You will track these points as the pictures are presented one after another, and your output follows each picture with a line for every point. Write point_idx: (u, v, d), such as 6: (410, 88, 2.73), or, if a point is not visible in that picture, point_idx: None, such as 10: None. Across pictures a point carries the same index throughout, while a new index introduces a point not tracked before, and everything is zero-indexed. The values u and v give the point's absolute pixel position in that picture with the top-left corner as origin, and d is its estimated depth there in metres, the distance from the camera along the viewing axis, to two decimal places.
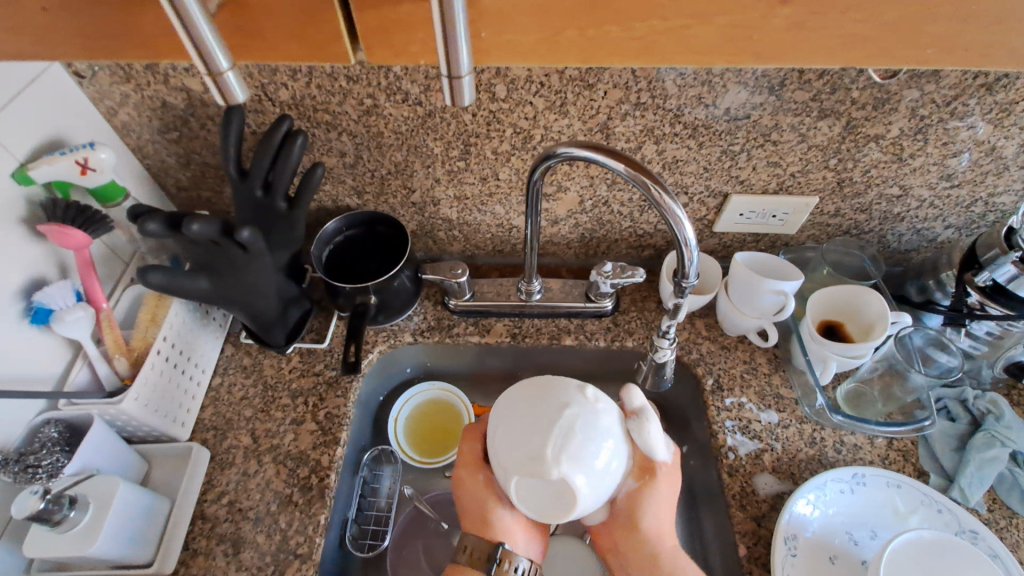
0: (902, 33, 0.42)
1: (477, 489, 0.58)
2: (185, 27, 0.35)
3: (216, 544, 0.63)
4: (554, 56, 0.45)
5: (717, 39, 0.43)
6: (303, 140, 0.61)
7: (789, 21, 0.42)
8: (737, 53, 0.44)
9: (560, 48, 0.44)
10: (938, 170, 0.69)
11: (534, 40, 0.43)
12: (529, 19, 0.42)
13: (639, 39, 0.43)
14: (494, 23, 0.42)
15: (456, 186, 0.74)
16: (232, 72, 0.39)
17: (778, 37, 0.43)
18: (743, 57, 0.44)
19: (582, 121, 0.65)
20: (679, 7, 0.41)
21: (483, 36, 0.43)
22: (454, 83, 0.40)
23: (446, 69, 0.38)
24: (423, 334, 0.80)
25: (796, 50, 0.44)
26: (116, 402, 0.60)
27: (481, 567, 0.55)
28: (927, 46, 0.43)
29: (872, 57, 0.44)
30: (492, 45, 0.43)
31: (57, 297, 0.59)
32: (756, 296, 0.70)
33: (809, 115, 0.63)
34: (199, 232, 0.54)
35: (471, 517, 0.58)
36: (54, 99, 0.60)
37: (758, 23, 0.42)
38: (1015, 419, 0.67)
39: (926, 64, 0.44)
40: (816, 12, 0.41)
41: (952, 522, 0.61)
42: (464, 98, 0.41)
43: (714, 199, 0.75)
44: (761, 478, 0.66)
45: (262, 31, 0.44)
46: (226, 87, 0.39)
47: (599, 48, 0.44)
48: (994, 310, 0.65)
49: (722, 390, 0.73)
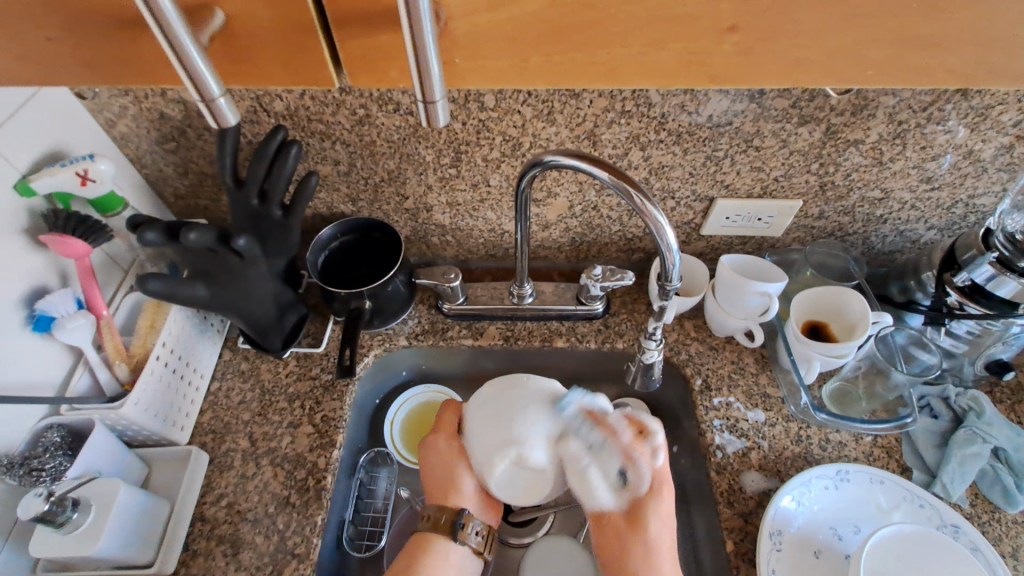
0: (849, 57, 0.42)
1: (445, 456, 0.62)
2: (177, 56, 0.36)
3: (215, 545, 0.64)
4: (524, 79, 0.45)
5: (674, 65, 0.44)
6: (298, 150, 0.63)
7: (740, 46, 0.42)
8: (695, 75, 0.44)
9: (530, 69, 0.44)
10: (918, 173, 0.71)
11: (504, 65, 0.44)
12: (498, 49, 0.42)
13: (603, 63, 0.44)
14: (468, 50, 0.43)
15: (449, 193, 0.76)
16: (224, 97, 0.40)
17: (733, 60, 0.43)
18: (697, 81, 0.45)
19: (569, 129, 0.66)
20: (636, 35, 0.41)
21: (459, 61, 0.43)
22: (432, 106, 0.41)
23: (422, 95, 0.40)
24: (418, 338, 0.82)
25: (750, 73, 0.44)
26: (116, 406, 0.62)
27: (446, 532, 0.58)
28: (870, 68, 0.43)
29: (818, 77, 0.44)
30: (467, 69, 0.44)
31: (58, 305, 0.60)
32: (742, 297, 0.72)
33: (790, 122, 0.65)
34: (197, 241, 0.55)
35: (434, 482, 0.61)
36: (54, 113, 0.61)
37: (713, 49, 0.42)
38: (995, 415, 0.68)
39: (869, 83, 0.45)
40: (765, 37, 0.41)
41: (934, 517, 0.63)
42: (441, 119, 0.42)
43: (701, 203, 0.76)
44: (748, 476, 0.67)
45: (246, 59, 0.44)
46: (220, 111, 0.41)
47: (567, 71, 0.45)
48: (974, 309, 0.67)
49: (710, 390, 0.74)
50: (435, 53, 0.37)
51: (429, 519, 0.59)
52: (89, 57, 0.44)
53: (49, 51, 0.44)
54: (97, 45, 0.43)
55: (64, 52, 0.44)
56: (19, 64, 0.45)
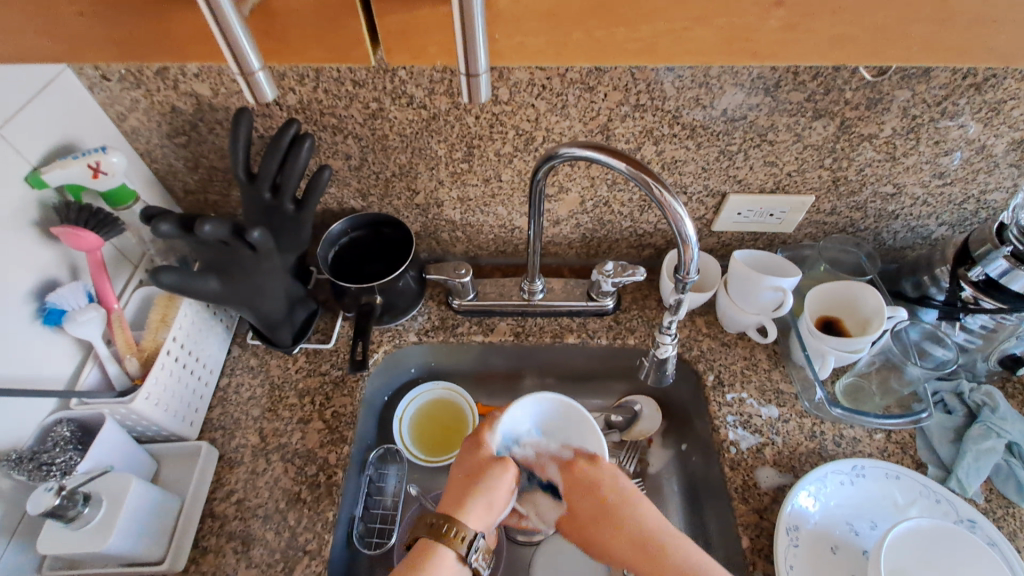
0: (884, 35, 0.43)
1: (494, 480, 0.58)
2: (220, 27, 0.36)
3: (225, 542, 0.64)
4: (564, 57, 0.45)
5: (714, 42, 0.43)
6: (311, 143, 0.62)
7: (784, 22, 0.42)
8: (735, 53, 0.44)
9: (571, 47, 0.44)
10: (930, 169, 0.71)
11: (543, 41, 0.44)
12: (539, 28, 0.43)
13: (642, 40, 0.43)
14: (507, 27, 0.43)
15: (460, 188, 0.76)
16: (263, 73, 0.40)
17: (776, 36, 0.43)
18: (738, 58, 0.45)
19: (583, 123, 0.66)
20: (680, 10, 0.41)
21: (499, 38, 0.43)
22: (471, 81, 0.40)
23: (463, 66, 0.39)
24: (428, 334, 0.81)
25: (791, 50, 0.44)
26: (127, 401, 0.61)
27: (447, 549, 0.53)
28: (913, 46, 0.43)
29: (858, 56, 0.44)
30: (506, 46, 0.44)
31: (69, 298, 0.60)
32: (755, 292, 0.72)
33: (804, 116, 0.65)
34: (212, 233, 0.54)
35: (459, 497, 0.57)
36: (65, 104, 0.61)
37: (754, 25, 0.42)
38: (1010, 410, 0.68)
39: (910, 61, 0.45)
40: (809, 13, 0.41)
41: (950, 512, 0.63)
42: (480, 95, 0.41)
43: (713, 199, 0.76)
44: (763, 471, 0.67)
45: (282, 33, 0.44)
46: (258, 87, 0.40)
47: (604, 49, 0.44)
48: (988, 304, 0.67)
49: (723, 386, 0.74)
50: (481, 21, 0.37)
51: (430, 526, 0.55)
52: (121, 36, 0.44)
53: (77, 27, 0.43)
54: (132, 20, 0.43)
55: (96, 30, 0.43)
56: (44, 41, 0.44)
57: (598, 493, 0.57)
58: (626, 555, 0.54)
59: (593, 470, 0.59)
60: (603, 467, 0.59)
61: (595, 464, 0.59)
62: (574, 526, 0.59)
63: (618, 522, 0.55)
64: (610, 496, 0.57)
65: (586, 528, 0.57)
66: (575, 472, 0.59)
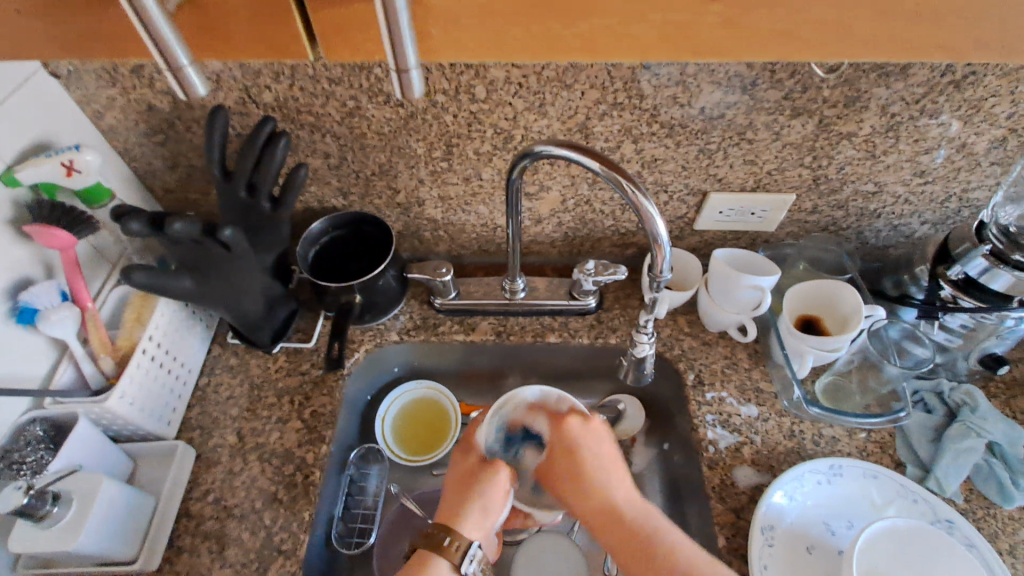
0: (827, 29, 0.42)
1: (487, 485, 0.58)
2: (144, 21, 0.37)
3: (200, 541, 0.63)
4: (504, 52, 0.45)
5: (655, 38, 0.43)
6: (286, 140, 0.62)
7: (723, 18, 0.42)
8: (675, 49, 0.44)
9: (506, 42, 0.44)
10: (911, 167, 0.70)
11: (480, 36, 0.43)
12: (474, 22, 0.42)
13: (583, 35, 0.43)
14: (443, 22, 0.42)
15: (440, 186, 0.76)
16: (192, 67, 0.40)
17: (717, 33, 0.43)
18: (679, 54, 0.44)
19: (561, 121, 0.66)
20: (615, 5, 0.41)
21: (434, 33, 0.43)
22: (403, 77, 0.41)
23: (392, 62, 0.40)
24: (410, 333, 0.81)
25: (733, 46, 0.44)
26: (101, 400, 0.61)
27: (443, 558, 0.54)
28: (857, 40, 0.43)
29: (802, 50, 0.44)
30: (444, 42, 0.44)
31: (42, 297, 0.59)
32: (734, 291, 0.72)
33: (782, 114, 0.64)
34: (182, 231, 0.54)
35: (456, 503, 0.58)
36: (39, 101, 0.60)
37: (693, 21, 0.42)
38: (990, 409, 0.68)
39: (856, 58, 0.44)
40: (747, 8, 0.41)
41: (928, 512, 0.62)
42: (413, 91, 0.42)
43: (694, 197, 0.76)
44: (741, 471, 0.67)
45: (220, 27, 0.44)
46: (187, 80, 0.40)
47: (544, 46, 0.44)
48: (967, 303, 0.66)
49: (703, 385, 0.74)
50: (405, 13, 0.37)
51: (428, 535, 0.57)
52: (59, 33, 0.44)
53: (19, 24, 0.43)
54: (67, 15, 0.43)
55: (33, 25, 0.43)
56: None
57: (582, 449, 0.60)
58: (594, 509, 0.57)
59: (584, 429, 0.61)
60: (592, 428, 0.61)
61: (585, 422, 0.61)
62: (547, 475, 0.60)
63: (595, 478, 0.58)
64: (593, 456, 0.59)
65: (560, 477, 0.59)
66: (566, 426, 0.61)
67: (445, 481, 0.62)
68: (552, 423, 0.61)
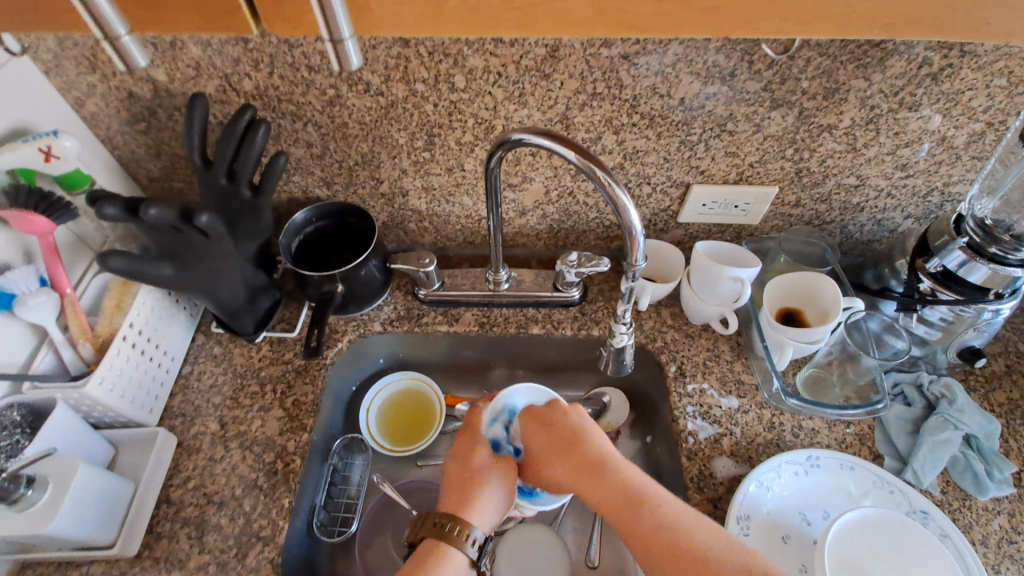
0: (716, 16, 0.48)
1: (497, 480, 0.60)
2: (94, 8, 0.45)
3: (179, 527, 0.64)
4: (439, 26, 0.50)
5: (571, 20, 0.50)
6: (266, 129, 0.62)
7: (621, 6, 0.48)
8: (589, 26, 0.50)
9: (445, 16, 0.49)
10: (892, 160, 0.70)
11: (418, 13, 0.49)
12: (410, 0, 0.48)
13: (521, 10, 0.48)
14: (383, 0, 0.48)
15: (423, 177, 0.76)
16: (131, 37, 0.47)
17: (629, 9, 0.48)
18: (592, 27, 0.51)
19: (541, 111, 0.66)
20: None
21: (375, 9, 0.49)
22: (338, 46, 0.49)
23: (326, 34, 0.47)
24: (393, 324, 0.81)
25: (640, 20, 0.49)
26: (79, 386, 0.61)
27: (453, 544, 0.55)
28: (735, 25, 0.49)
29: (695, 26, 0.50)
30: (380, 17, 0.49)
31: (20, 282, 0.59)
32: (715, 282, 0.72)
33: (762, 106, 0.64)
34: (157, 217, 0.54)
35: (463, 496, 0.58)
36: (17, 87, 0.60)
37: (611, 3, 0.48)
38: (968, 402, 0.68)
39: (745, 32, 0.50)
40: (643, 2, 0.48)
41: (903, 503, 0.63)
42: (350, 60, 0.50)
43: (677, 189, 0.76)
44: (719, 461, 0.67)
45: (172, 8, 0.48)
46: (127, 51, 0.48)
47: (480, 20, 0.50)
48: (946, 296, 0.66)
49: (684, 376, 0.74)
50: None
51: (437, 526, 0.56)
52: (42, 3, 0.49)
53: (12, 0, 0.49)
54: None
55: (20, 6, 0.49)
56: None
57: (559, 422, 0.60)
58: (580, 479, 0.56)
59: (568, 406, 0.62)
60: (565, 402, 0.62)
61: (554, 398, 0.62)
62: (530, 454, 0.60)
63: (572, 441, 0.59)
64: (571, 425, 0.60)
65: (541, 452, 0.59)
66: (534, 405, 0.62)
67: (447, 478, 0.61)
68: (522, 406, 0.63)
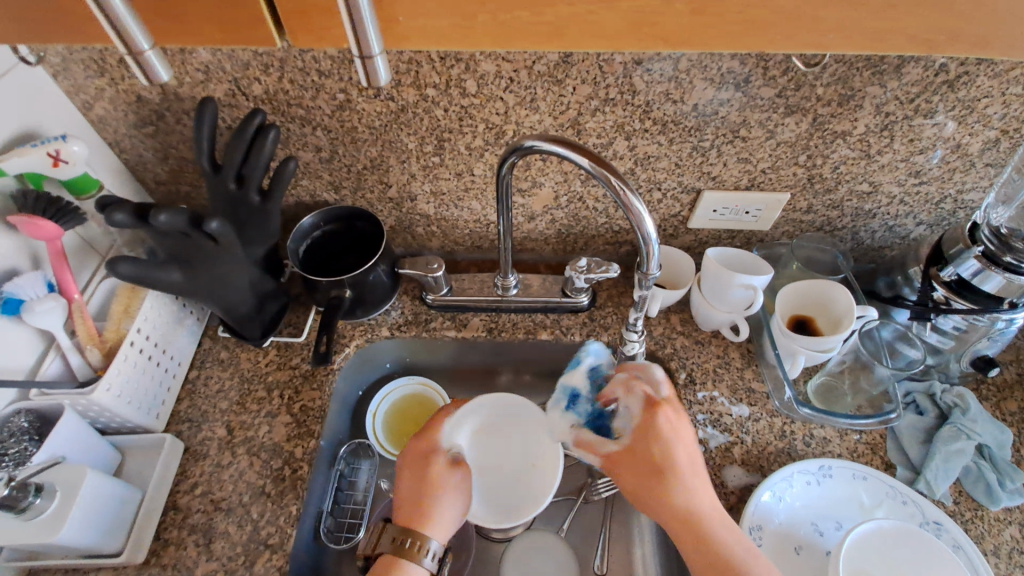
0: (764, 26, 0.45)
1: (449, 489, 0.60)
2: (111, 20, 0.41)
3: (187, 535, 0.63)
4: (467, 40, 0.47)
5: (606, 32, 0.46)
6: (275, 134, 0.62)
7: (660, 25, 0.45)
8: (625, 41, 0.47)
9: (474, 31, 0.46)
10: (906, 167, 0.70)
11: (446, 25, 0.46)
12: (438, 10, 0.44)
13: (549, 24, 0.45)
14: (410, 9, 0.44)
15: (432, 181, 0.75)
16: (153, 52, 0.44)
17: (670, 22, 0.45)
18: (628, 42, 0.47)
19: (553, 117, 0.66)
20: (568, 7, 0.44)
21: (402, 21, 0.45)
22: (367, 62, 0.44)
23: (356, 50, 0.43)
24: (401, 329, 0.81)
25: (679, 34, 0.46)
26: (87, 392, 0.60)
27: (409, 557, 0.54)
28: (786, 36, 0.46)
29: (742, 41, 0.46)
30: (409, 29, 0.46)
31: (27, 288, 0.59)
32: (726, 289, 0.71)
33: (776, 112, 0.64)
34: (167, 223, 0.54)
35: (416, 508, 0.58)
36: (25, 91, 0.60)
37: (651, 14, 0.44)
38: (980, 411, 0.68)
39: (798, 48, 0.47)
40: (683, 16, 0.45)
41: (916, 514, 0.62)
42: (378, 77, 0.46)
43: (687, 195, 0.75)
44: (731, 470, 0.66)
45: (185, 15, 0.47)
46: (149, 65, 0.44)
47: (510, 34, 0.46)
48: (959, 305, 0.66)
49: (694, 384, 0.73)
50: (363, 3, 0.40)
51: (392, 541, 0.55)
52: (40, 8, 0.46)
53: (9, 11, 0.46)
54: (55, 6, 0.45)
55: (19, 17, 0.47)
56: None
57: (661, 437, 0.57)
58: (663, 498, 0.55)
59: (661, 419, 0.58)
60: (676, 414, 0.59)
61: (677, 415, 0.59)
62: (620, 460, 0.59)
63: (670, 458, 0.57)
64: (671, 443, 0.57)
65: (635, 461, 0.58)
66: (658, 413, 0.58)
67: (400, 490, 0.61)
68: (647, 408, 0.59)
